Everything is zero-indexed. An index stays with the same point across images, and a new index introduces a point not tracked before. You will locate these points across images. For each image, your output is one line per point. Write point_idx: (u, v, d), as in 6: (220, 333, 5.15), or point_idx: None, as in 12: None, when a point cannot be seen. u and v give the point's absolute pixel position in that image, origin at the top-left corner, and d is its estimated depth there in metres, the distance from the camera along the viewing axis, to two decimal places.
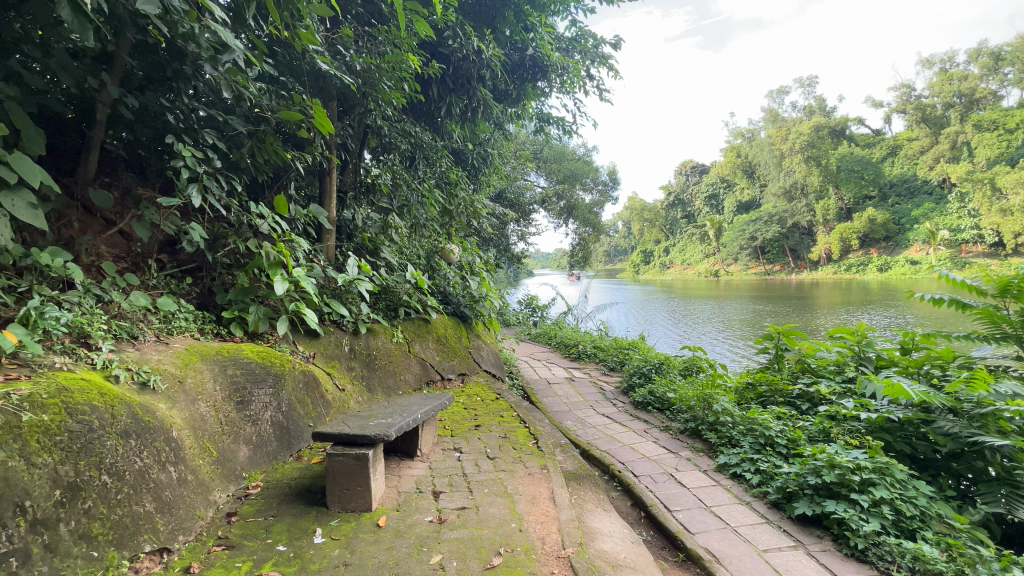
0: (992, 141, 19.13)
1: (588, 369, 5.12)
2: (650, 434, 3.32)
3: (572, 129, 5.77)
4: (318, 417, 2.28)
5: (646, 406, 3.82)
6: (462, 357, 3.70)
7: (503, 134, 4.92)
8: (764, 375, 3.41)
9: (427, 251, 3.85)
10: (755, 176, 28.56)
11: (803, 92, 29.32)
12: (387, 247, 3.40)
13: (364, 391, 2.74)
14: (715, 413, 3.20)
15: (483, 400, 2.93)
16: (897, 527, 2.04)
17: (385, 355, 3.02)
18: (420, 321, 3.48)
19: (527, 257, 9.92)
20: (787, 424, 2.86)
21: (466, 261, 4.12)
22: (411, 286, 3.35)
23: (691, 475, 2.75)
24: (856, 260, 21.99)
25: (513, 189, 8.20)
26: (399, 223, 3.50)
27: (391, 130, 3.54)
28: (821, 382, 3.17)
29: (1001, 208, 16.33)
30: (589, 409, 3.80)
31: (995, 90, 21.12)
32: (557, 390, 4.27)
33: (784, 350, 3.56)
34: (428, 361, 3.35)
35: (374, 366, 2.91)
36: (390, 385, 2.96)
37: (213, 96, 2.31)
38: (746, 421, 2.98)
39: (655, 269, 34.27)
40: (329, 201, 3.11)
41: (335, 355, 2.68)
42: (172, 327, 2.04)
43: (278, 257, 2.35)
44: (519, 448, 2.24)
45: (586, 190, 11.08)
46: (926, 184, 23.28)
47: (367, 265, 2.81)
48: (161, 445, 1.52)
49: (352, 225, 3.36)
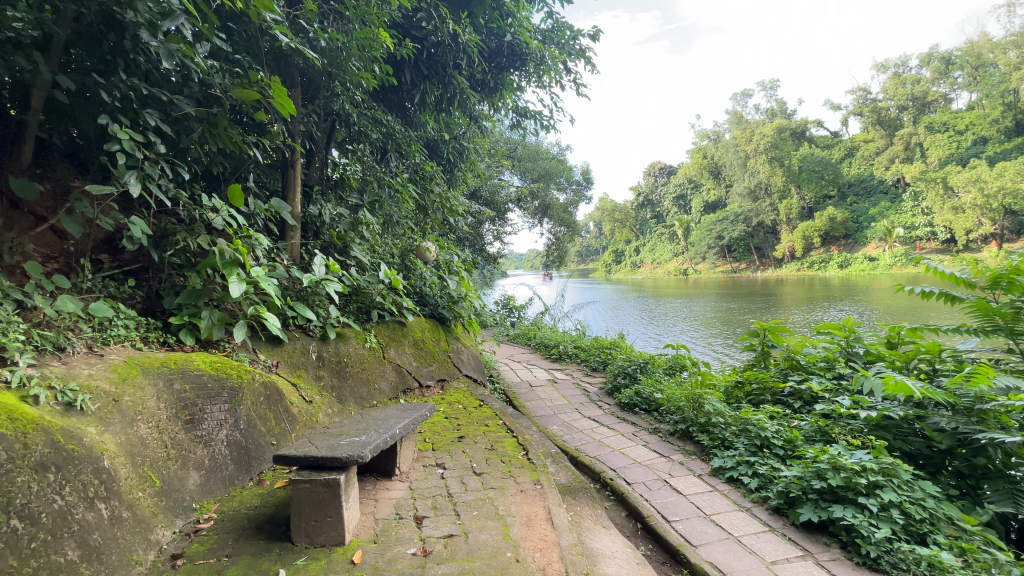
0: (942, 142, 19.99)
1: (570, 370, 4.96)
2: (639, 437, 3.18)
3: (550, 125, 5.62)
4: (282, 434, 2.04)
5: (632, 407, 3.67)
6: (441, 362, 3.44)
7: (478, 128, 4.72)
8: (753, 373, 3.30)
9: (401, 249, 3.62)
10: (722, 176, 29.19)
11: (767, 94, 30.13)
12: (357, 245, 3.18)
13: (335, 403, 2.50)
14: (706, 414, 3.07)
15: (464, 408, 2.72)
16: (906, 532, 1.95)
17: (357, 362, 2.77)
18: (395, 324, 3.21)
19: (502, 257, 9.72)
20: (782, 423, 2.75)
21: (443, 259, 3.89)
22: (385, 286, 3.10)
23: (686, 480, 2.62)
24: (818, 257, 22.71)
25: (487, 186, 8.02)
26: (370, 219, 3.27)
27: (360, 118, 3.30)
28: (811, 378, 3.08)
29: (953, 207, 17.15)
30: (574, 413, 3.64)
31: (944, 93, 22.13)
32: (540, 394, 4.08)
33: (771, 346, 3.49)
34: (406, 367, 3.09)
35: (345, 375, 2.66)
36: (363, 394, 2.71)
37: (158, 74, 2.03)
38: (739, 422, 2.87)
39: (627, 268, 34.66)
40: (294, 195, 2.85)
41: (301, 364, 2.44)
42: (108, 336, 1.76)
43: (234, 256, 2.11)
44: (507, 461, 2.04)
45: (560, 189, 10.97)
46: (882, 184, 24.22)
47: (336, 264, 2.59)
48: (89, 478, 1.27)
49: (319, 222, 3.16)
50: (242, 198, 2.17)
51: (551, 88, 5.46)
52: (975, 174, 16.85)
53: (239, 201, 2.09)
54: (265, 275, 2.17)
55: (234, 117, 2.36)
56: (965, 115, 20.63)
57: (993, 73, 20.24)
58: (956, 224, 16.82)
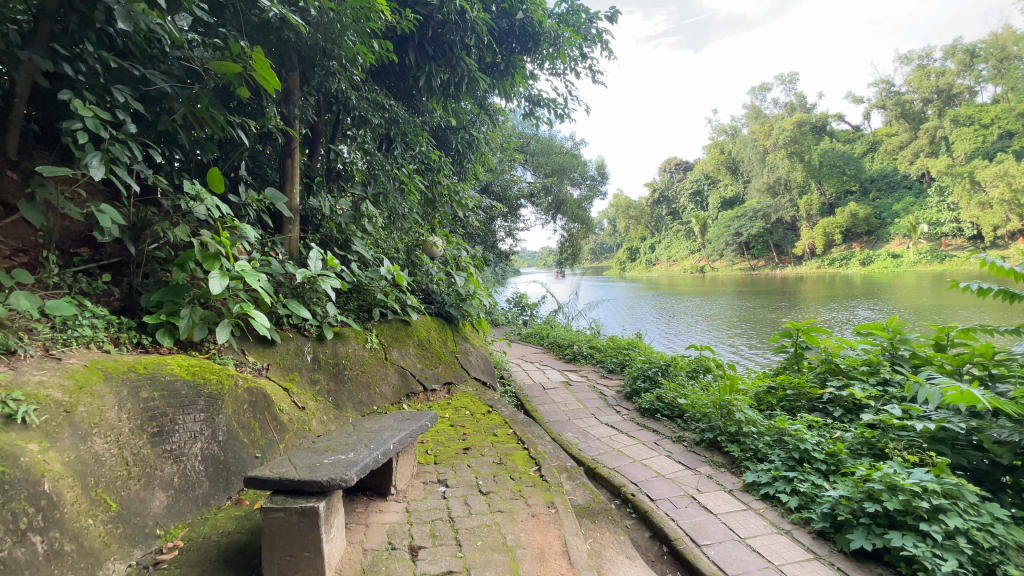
0: (970, 135, 19.26)
1: (586, 372, 4.71)
2: (662, 447, 2.93)
3: (565, 114, 5.36)
4: (268, 445, 1.84)
5: (653, 413, 3.42)
6: (447, 364, 3.20)
7: (488, 116, 4.50)
8: (787, 377, 3.02)
9: (406, 244, 3.41)
10: (739, 172, 28.58)
11: (786, 87, 29.43)
12: (359, 239, 2.98)
13: (331, 409, 2.29)
14: (736, 422, 2.81)
15: (472, 415, 2.49)
16: (975, 563, 1.68)
17: (357, 364, 2.56)
18: (399, 323, 2.99)
19: (514, 254, 9.50)
20: (823, 434, 2.49)
21: (451, 254, 3.67)
22: (388, 283, 2.90)
23: (716, 497, 2.37)
24: (840, 254, 22.06)
25: (499, 182, 7.81)
26: (373, 211, 3.07)
27: (360, 102, 3.09)
28: (852, 384, 2.80)
29: (980, 202, 16.49)
30: (590, 418, 3.40)
31: (972, 84, 21.32)
32: (554, 398, 3.84)
33: (805, 348, 3.24)
34: (409, 369, 2.87)
35: (343, 378, 2.45)
36: (363, 400, 2.50)
37: (132, 48, 1.84)
38: (774, 432, 2.61)
39: (642, 266, 34.22)
40: (291, 185, 2.67)
41: (294, 367, 2.25)
42: (71, 338, 1.58)
43: (217, 249, 1.94)
44: (518, 478, 1.81)
45: (574, 185, 10.71)
46: (906, 179, 23.45)
47: (333, 259, 2.41)
48: (21, 506, 1.08)
49: (319, 215, 2.97)
50: (225, 184, 1.98)
51: (565, 76, 5.21)
52: (1005, 168, 16.18)
53: (220, 186, 1.89)
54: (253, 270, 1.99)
55: (219, 97, 2.17)
56: (993, 107, 19.89)
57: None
58: (984, 220, 16.18)
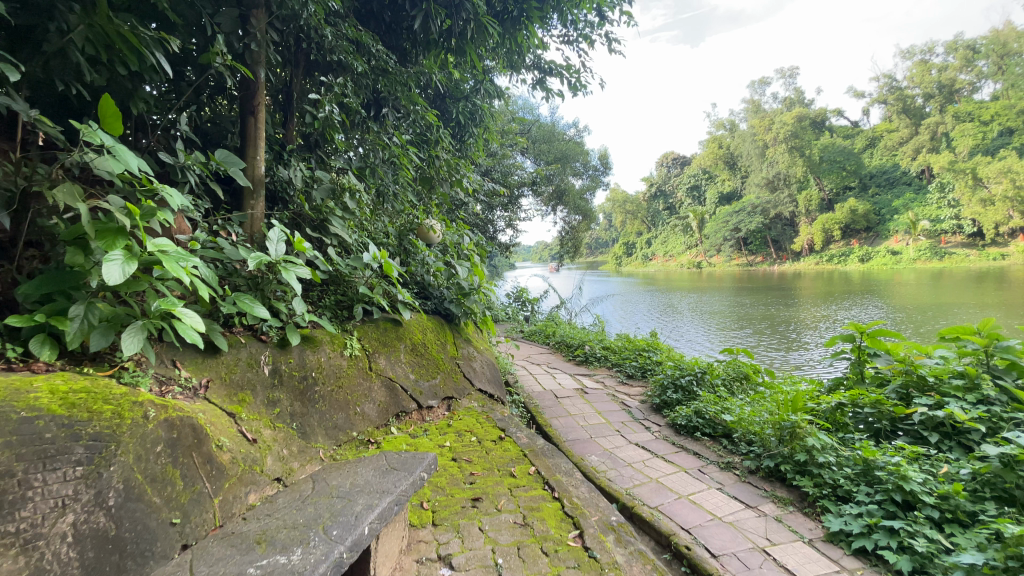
0: (972, 130, 18.86)
1: (601, 377, 4.16)
2: (709, 476, 2.40)
3: (579, 87, 4.81)
4: (192, 504, 1.28)
5: (691, 431, 2.88)
6: (448, 373, 2.57)
7: (493, 83, 3.94)
8: (860, 391, 2.48)
9: (397, 227, 2.86)
10: (738, 166, 28.18)
11: (785, 81, 29.05)
12: (340, 218, 2.40)
13: (294, 439, 1.72)
14: (805, 449, 2.28)
15: (480, 445, 1.93)
16: None
17: (331, 378, 1.96)
18: (387, 324, 2.39)
19: (513, 247, 8.96)
20: (928, 471, 1.97)
21: (451, 241, 3.12)
22: (374, 273, 2.33)
23: (794, 549, 1.84)
24: (839, 251, 21.68)
25: (499, 167, 7.24)
26: (357, 185, 2.50)
27: (338, 41, 2.52)
28: (947, 403, 2.26)
29: (979, 198, 16.08)
30: (616, 437, 2.86)
31: (974, 79, 20.96)
32: (569, 410, 3.29)
33: (872, 356, 2.74)
34: (400, 382, 2.26)
35: (312, 398, 1.86)
36: (339, 424, 1.91)
37: None
38: (859, 464, 2.09)
39: (638, 261, 33.80)
40: (252, 149, 2.19)
41: (245, 384, 1.70)
42: None
43: (124, 222, 1.36)
44: (553, 553, 1.26)
45: (577, 176, 10.14)
46: (905, 175, 23.12)
47: (300, 240, 1.86)
48: None
49: (290, 188, 2.39)
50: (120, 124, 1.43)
51: (577, 45, 4.64)
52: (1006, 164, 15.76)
53: (109, 114, 1.36)
54: (187, 251, 1.46)
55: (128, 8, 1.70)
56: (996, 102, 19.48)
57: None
58: (983, 216, 15.77)
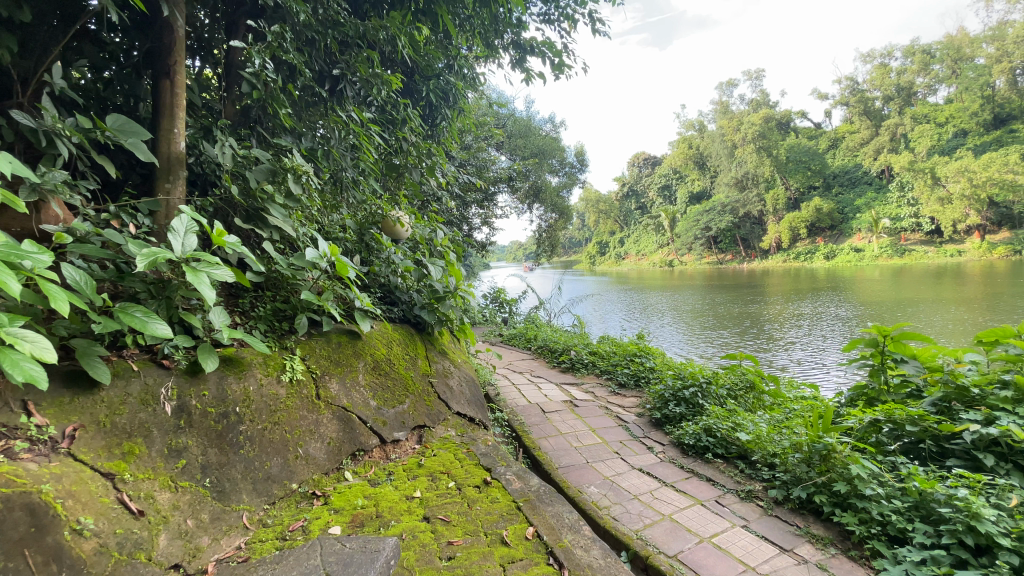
0: (930, 132, 19.41)
1: (591, 386, 3.77)
2: (729, 510, 2.04)
3: (560, 70, 4.42)
4: None
5: (700, 453, 2.52)
6: (418, 396, 2.11)
7: (466, 60, 3.51)
8: (895, 405, 2.16)
9: (357, 220, 2.41)
10: (707, 166, 28.47)
11: (753, 82, 29.64)
12: (281, 206, 1.94)
13: (206, 502, 1.26)
14: (843, 477, 1.94)
15: (459, 496, 1.50)
16: None
17: (263, 413, 1.50)
18: (341, 337, 1.94)
19: (488, 245, 8.54)
20: (997, 503, 1.61)
21: (422, 236, 2.69)
22: (324, 274, 1.88)
23: None
24: (805, 249, 22.07)
25: (473, 161, 6.83)
26: (304, 166, 2.05)
27: None
28: (999, 417, 1.93)
29: (937, 198, 16.49)
30: (616, 462, 2.47)
31: (930, 83, 21.62)
32: (559, 428, 2.89)
33: (901, 363, 2.43)
34: (357, 411, 1.80)
35: (234, 442, 1.40)
36: (271, 473, 1.45)
37: None
38: (912, 498, 1.74)
39: (611, 261, 33.85)
40: (168, 122, 1.78)
41: (136, 428, 1.24)
42: None
43: None
44: None
45: (553, 173, 9.80)
46: (866, 175, 23.74)
47: (220, 233, 1.44)
48: None
49: (219, 166, 1.95)
50: None
51: (558, 25, 4.25)
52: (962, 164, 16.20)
53: None
54: (37, 248, 1.02)
55: None
56: (950, 105, 20.14)
57: (975, 62, 19.82)
58: (941, 215, 16.21)
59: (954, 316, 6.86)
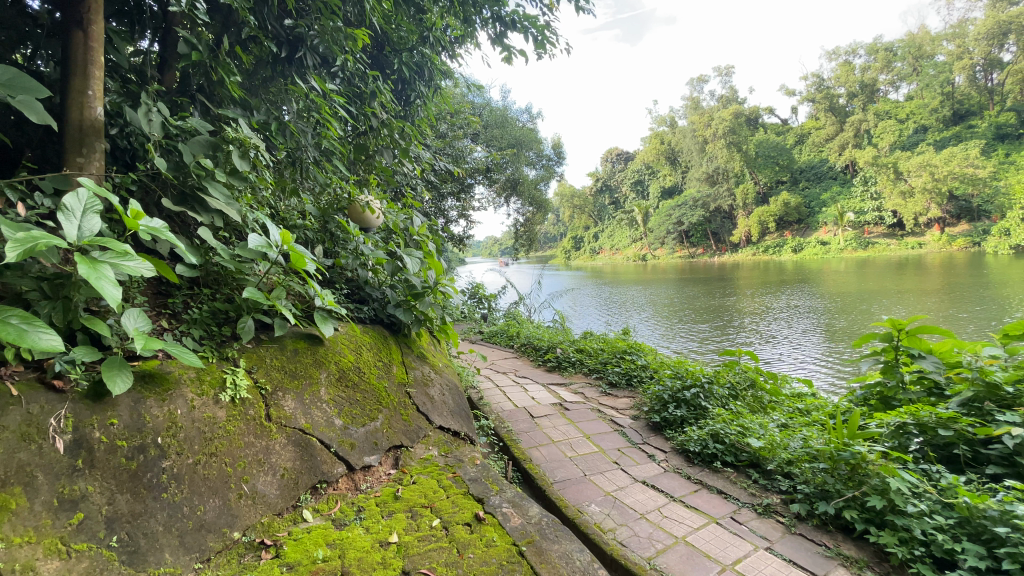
0: (893, 128, 19.90)
1: (580, 387, 3.53)
2: (748, 528, 1.82)
3: (541, 49, 4.13)
4: None
5: (708, 461, 2.30)
6: (394, 409, 1.81)
7: (443, 33, 3.19)
8: (922, 407, 1.98)
9: (320, 206, 2.08)
10: (679, 161, 28.68)
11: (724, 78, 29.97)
12: (224, 186, 1.61)
13: (111, 569, 0.95)
14: (876, 490, 1.74)
15: (447, 540, 1.22)
16: None
17: (195, 443, 1.18)
18: (300, 342, 1.63)
19: (465, 239, 8.22)
20: None
21: (395, 224, 2.39)
22: (277, 267, 1.56)
23: None
24: (774, 242, 22.44)
25: (449, 150, 6.50)
26: (252, 139, 1.72)
27: None
28: None
29: (899, 192, 16.88)
30: (617, 474, 2.23)
31: (892, 80, 22.19)
32: (551, 435, 2.63)
33: (920, 359, 2.25)
34: (319, 433, 1.49)
35: (155, 484, 1.08)
36: (206, 521, 1.14)
37: None
38: (961, 515, 1.54)
39: (586, 255, 33.86)
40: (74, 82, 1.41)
41: (13, 475, 0.91)
42: None
43: None
44: None
45: (530, 165, 9.52)
46: (832, 170, 24.28)
47: (136, 215, 1.12)
48: None
49: (146, 138, 1.60)
50: None
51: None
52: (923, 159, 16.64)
53: None
54: None
55: None
56: (911, 102, 20.70)
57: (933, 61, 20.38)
58: (903, 208, 16.62)
59: (926, 306, 6.93)
